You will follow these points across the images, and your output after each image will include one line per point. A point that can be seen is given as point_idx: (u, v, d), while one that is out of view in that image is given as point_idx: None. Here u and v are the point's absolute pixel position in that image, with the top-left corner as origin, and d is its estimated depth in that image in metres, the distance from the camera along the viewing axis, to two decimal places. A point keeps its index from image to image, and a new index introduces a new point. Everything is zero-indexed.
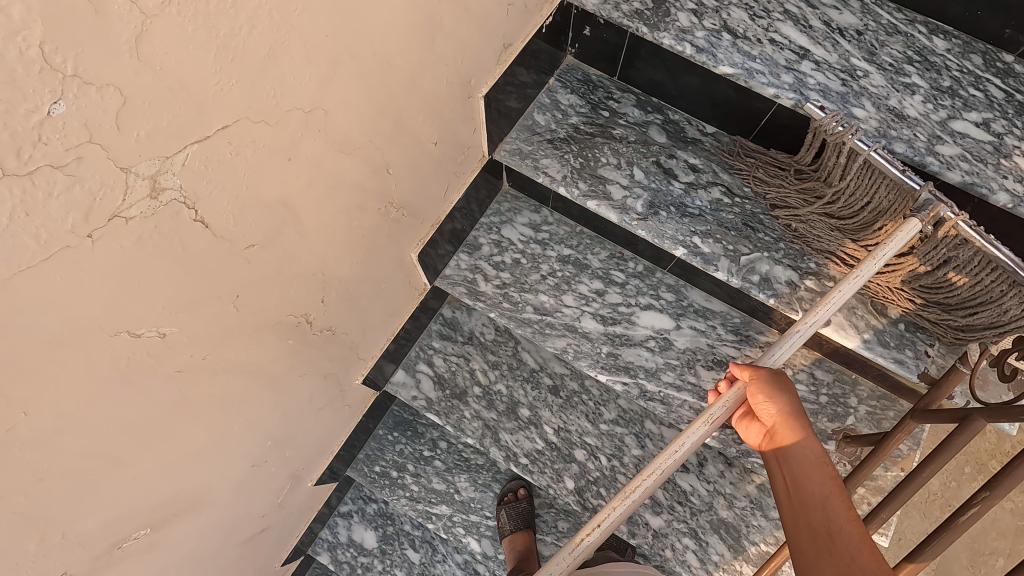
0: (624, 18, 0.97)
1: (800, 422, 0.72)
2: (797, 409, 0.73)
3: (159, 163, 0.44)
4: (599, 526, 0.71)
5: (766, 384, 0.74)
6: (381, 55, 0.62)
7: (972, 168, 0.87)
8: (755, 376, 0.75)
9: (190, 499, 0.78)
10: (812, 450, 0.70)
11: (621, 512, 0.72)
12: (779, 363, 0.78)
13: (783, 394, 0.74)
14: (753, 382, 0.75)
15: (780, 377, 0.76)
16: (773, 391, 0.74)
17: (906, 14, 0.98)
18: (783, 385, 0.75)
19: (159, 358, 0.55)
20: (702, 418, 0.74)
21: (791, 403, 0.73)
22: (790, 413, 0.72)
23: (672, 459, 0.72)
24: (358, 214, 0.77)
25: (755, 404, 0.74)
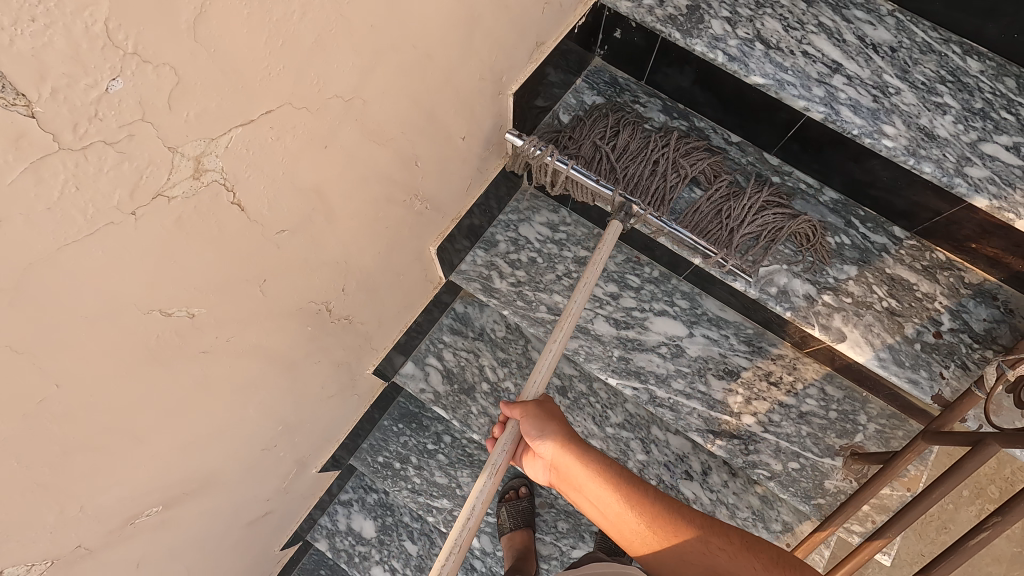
0: (657, 22, 0.96)
1: (575, 444, 0.80)
2: (566, 434, 0.81)
3: (205, 145, 0.44)
4: (465, 524, 0.72)
5: (536, 419, 0.81)
6: (421, 47, 0.62)
7: (1001, 191, 0.87)
8: (523, 414, 0.81)
9: (202, 478, 0.78)
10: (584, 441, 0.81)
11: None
12: (541, 387, 0.85)
13: (547, 423, 0.81)
14: (526, 420, 0.81)
15: (544, 405, 0.83)
16: (543, 423, 0.81)
17: (941, 34, 0.97)
18: (548, 413, 0.82)
19: (187, 338, 0.55)
20: (487, 469, 0.77)
21: (563, 432, 0.81)
22: (563, 435, 0.80)
23: (468, 526, 0.72)
24: (384, 204, 0.77)
25: (534, 444, 0.81)
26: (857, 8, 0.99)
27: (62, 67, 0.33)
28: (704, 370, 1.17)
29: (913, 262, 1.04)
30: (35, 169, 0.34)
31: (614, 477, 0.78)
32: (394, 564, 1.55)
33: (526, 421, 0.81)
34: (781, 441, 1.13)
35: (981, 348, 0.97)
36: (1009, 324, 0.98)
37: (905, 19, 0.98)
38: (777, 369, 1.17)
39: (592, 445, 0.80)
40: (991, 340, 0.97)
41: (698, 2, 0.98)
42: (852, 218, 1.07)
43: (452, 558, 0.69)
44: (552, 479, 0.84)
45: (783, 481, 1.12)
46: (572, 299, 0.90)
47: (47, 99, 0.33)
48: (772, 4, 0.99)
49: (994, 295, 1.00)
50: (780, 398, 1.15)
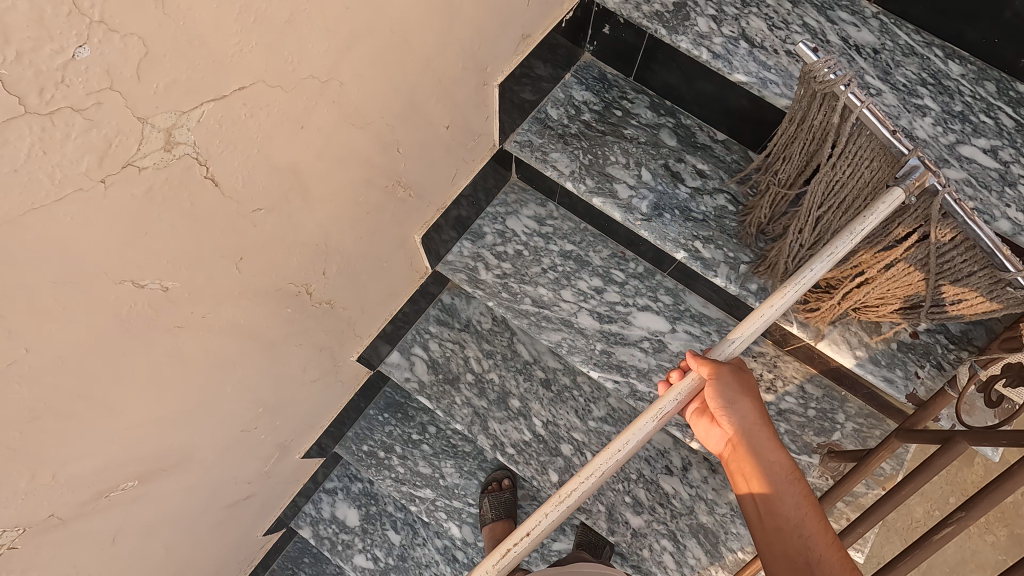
0: (643, 18, 0.97)
1: (756, 426, 0.75)
2: (760, 414, 0.75)
3: (175, 117, 0.45)
4: (591, 476, 0.66)
5: (723, 384, 0.73)
6: (400, 32, 0.63)
7: (977, 193, 0.88)
8: (718, 373, 0.73)
9: (178, 455, 0.79)
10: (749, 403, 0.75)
11: (555, 519, 0.64)
12: (734, 352, 0.73)
13: (743, 398, 0.74)
14: (717, 382, 0.72)
15: (740, 373, 0.75)
16: (736, 402, 0.74)
17: (924, 37, 0.98)
18: (744, 384, 0.75)
19: (159, 310, 0.57)
20: (648, 412, 0.68)
21: (747, 410, 0.75)
22: (748, 417, 0.75)
23: (616, 460, 0.66)
24: (365, 189, 0.78)
25: (717, 409, 0.74)
26: (842, 9, 1.00)
27: (26, 30, 0.34)
28: None
29: None
30: (1, 131, 0.35)
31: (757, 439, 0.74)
32: (376, 553, 1.56)
33: (716, 382, 0.72)
34: None
35: (956, 349, 1.00)
36: (986, 326, 0.99)
37: (889, 21, 1.00)
38: (758, 366, 1.18)
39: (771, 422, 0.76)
40: (967, 341, 1.00)
41: None
42: None
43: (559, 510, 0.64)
44: (726, 452, 0.78)
45: None
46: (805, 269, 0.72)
47: (12, 61, 0.34)
48: (758, 4, 1.00)
49: None
50: (760, 395, 1.16)
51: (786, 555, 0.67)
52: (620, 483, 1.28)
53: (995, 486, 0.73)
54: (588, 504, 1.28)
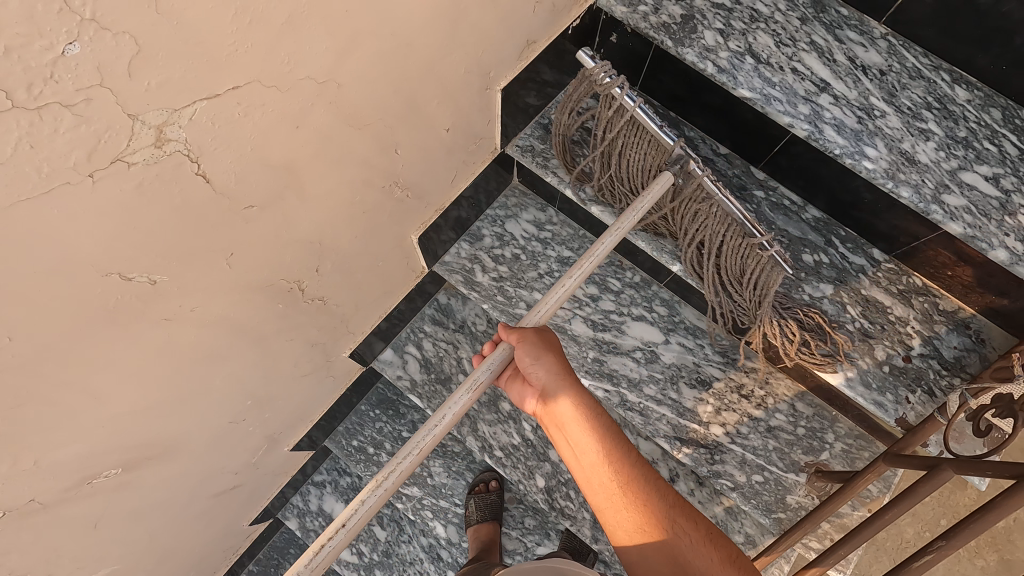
0: (650, 29, 0.97)
1: (569, 382, 0.80)
2: (562, 368, 0.80)
3: (167, 114, 0.45)
4: (415, 453, 0.67)
5: (524, 342, 0.78)
6: (401, 36, 0.63)
7: (976, 221, 0.87)
8: (520, 341, 0.78)
9: (163, 445, 0.80)
10: (587, 403, 0.79)
11: (372, 505, 0.63)
12: (543, 316, 0.80)
13: (547, 354, 0.79)
14: (523, 348, 0.78)
15: (543, 334, 0.81)
16: (539, 353, 0.79)
17: (933, 60, 0.98)
18: (546, 343, 0.80)
19: (148, 304, 0.57)
20: (465, 385, 0.72)
21: (570, 385, 0.80)
22: (561, 371, 0.80)
23: (435, 433, 0.68)
24: (362, 189, 0.78)
25: (526, 366, 0.80)
26: (851, 29, 1.00)
27: (17, 27, 0.34)
28: (677, 378, 1.18)
29: (889, 285, 1.04)
30: None
31: (603, 435, 0.77)
32: (362, 548, 1.57)
33: (523, 348, 0.78)
34: (747, 453, 1.15)
35: (949, 375, 0.98)
36: (980, 354, 0.99)
37: (897, 43, 0.99)
38: (749, 382, 1.17)
39: (587, 391, 0.80)
40: (959, 368, 0.98)
41: (693, 12, 0.99)
42: (832, 238, 1.07)
43: (375, 496, 0.63)
44: (537, 408, 0.84)
45: (746, 492, 1.14)
46: (600, 243, 0.86)
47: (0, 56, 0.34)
48: (766, 19, 1.00)
49: (967, 324, 1.01)
50: (750, 411, 1.16)
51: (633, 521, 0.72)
52: None
53: (976, 517, 0.73)
54: (573, 510, 1.28)
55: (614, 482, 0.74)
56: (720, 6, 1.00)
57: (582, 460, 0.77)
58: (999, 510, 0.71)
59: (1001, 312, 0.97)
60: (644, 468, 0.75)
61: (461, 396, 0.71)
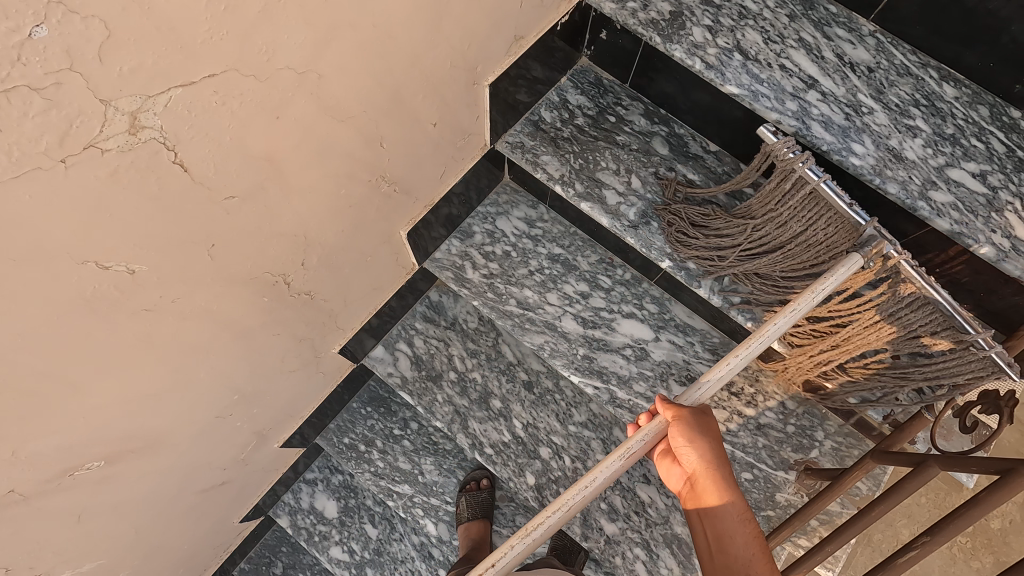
0: (639, 25, 0.97)
1: (718, 467, 0.78)
2: (718, 457, 0.77)
3: (141, 101, 0.45)
4: (563, 507, 0.68)
5: (692, 431, 0.76)
6: (382, 28, 0.63)
7: (963, 217, 0.87)
8: (679, 422, 0.76)
9: (147, 437, 0.79)
10: (728, 484, 0.77)
11: (519, 551, 0.65)
12: (703, 399, 0.78)
13: (704, 439, 0.77)
14: (681, 429, 0.76)
15: (702, 418, 0.78)
16: (698, 442, 0.76)
17: (921, 57, 0.98)
18: (706, 430, 0.77)
19: (126, 293, 0.57)
20: (617, 452, 0.71)
21: (710, 446, 0.77)
22: (713, 459, 0.77)
23: (587, 493, 0.68)
24: (347, 183, 0.78)
25: (679, 449, 0.77)
26: (839, 26, 1.00)
27: None
28: (667, 375, 1.17)
29: None
30: None
31: (721, 482, 0.77)
32: (353, 547, 1.56)
33: (679, 429, 0.76)
34: (736, 451, 1.14)
35: None
36: None
37: (886, 40, 0.99)
38: (741, 379, 1.18)
39: (734, 477, 0.78)
40: None
41: (681, 8, 0.99)
42: None
43: (525, 543, 0.65)
44: (685, 491, 0.81)
45: None
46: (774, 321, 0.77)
47: None
48: (754, 17, 1.00)
49: None
50: (740, 409, 1.16)
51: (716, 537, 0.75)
52: (597, 489, 1.27)
53: (961, 512, 0.73)
54: None
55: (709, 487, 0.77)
56: (708, 3, 1.00)
57: (707, 538, 0.76)
58: (983, 505, 0.71)
59: (990, 309, 0.96)
60: (763, 566, 0.72)
61: (609, 466, 0.69)
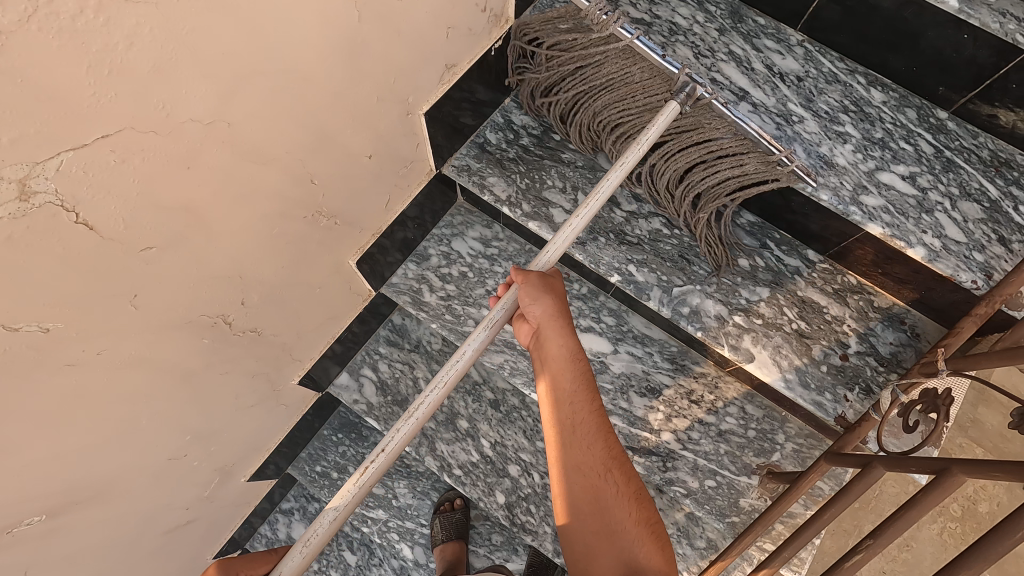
0: (571, 47, 0.99)
1: (563, 331, 0.78)
2: (559, 309, 0.78)
3: (28, 168, 0.45)
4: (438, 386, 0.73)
5: (532, 285, 0.78)
6: (292, 72, 0.64)
7: (894, 220, 0.90)
8: (524, 281, 0.78)
9: (90, 486, 0.79)
10: (589, 413, 0.75)
11: (406, 432, 0.70)
12: (549, 262, 0.82)
13: (551, 305, 0.77)
14: (524, 287, 0.78)
15: (548, 279, 0.79)
16: (536, 294, 0.77)
17: (848, 64, 1.00)
18: (547, 287, 0.78)
19: (44, 351, 0.57)
20: (483, 323, 0.77)
21: (555, 308, 0.77)
22: (554, 311, 0.77)
23: (457, 368, 0.74)
24: (279, 221, 0.78)
25: (524, 308, 0.78)
26: (767, 37, 1.02)
27: None
28: (627, 388, 1.18)
29: (825, 285, 1.05)
30: None
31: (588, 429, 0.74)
32: None
33: (524, 288, 0.78)
34: (699, 459, 1.15)
35: (886, 371, 0.99)
36: (915, 348, 1.00)
37: (814, 49, 1.01)
38: (699, 387, 1.18)
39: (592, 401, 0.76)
40: (896, 363, 0.99)
41: None
42: (767, 241, 1.08)
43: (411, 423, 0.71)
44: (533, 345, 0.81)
45: (699, 498, 1.14)
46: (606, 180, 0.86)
47: None
48: (685, 32, 1.02)
49: (902, 318, 1.02)
50: (700, 416, 1.16)
51: (587, 497, 0.72)
52: None
53: (901, 513, 0.74)
54: (534, 525, 1.27)
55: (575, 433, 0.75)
56: (639, 21, 1.02)
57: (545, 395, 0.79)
58: (922, 505, 0.72)
59: (932, 306, 0.98)
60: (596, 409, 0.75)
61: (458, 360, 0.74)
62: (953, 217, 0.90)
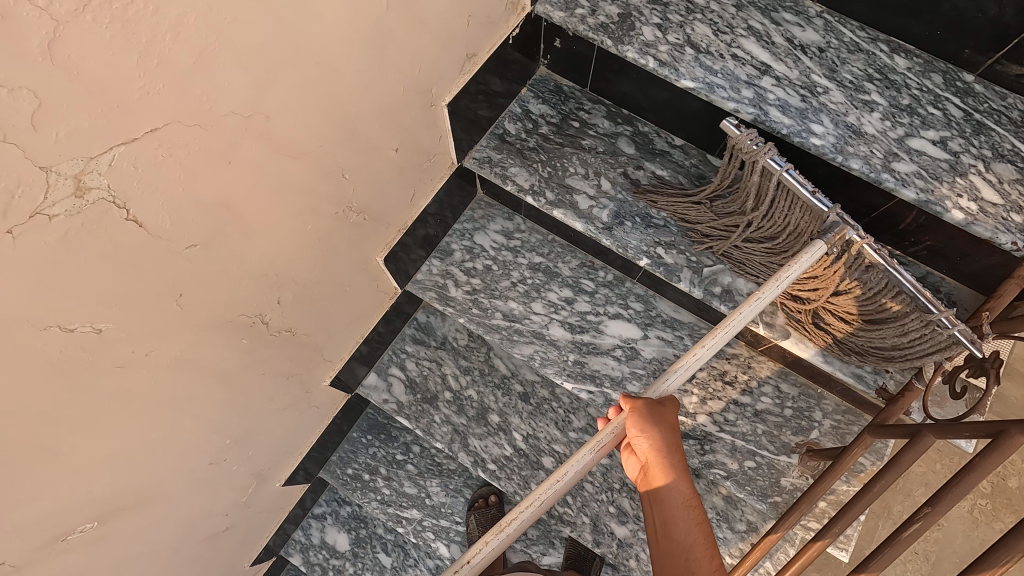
0: (589, 31, 0.98)
1: (670, 453, 0.79)
2: (671, 443, 0.79)
3: (82, 163, 0.46)
4: (531, 506, 0.70)
5: (646, 418, 0.78)
6: (325, 63, 0.64)
7: (927, 185, 0.88)
8: (636, 408, 0.79)
9: (137, 492, 0.79)
10: (680, 479, 0.79)
11: (495, 548, 0.67)
12: (664, 391, 0.80)
13: (659, 429, 0.78)
14: (637, 415, 0.78)
15: (658, 408, 0.80)
16: (652, 428, 0.77)
17: (869, 33, 0.99)
18: (659, 418, 0.79)
19: (95, 353, 0.57)
20: (592, 445, 0.74)
21: (665, 425, 0.79)
22: (664, 439, 0.78)
23: (557, 489, 0.70)
24: (313, 217, 0.78)
25: (631, 436, 0.79)
26: (786, 10, 1.01)
27: None
28: (660, 372, 1.18)
29: None
30: None
31: (674, 492, 0.79)
32: None
33: (635, 417, 0.78)
34: (736, 440, 1.13)
35: None
36: None
37: (834, 19, 1.00)
38: (733, 368, 1.17)
39: (686, 475, 0.79)
40: None
41: (629, 10, 1.00)
42: None
43: (494, 544, 0.67)
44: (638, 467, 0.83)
45: (740, 480, 1.12)
46: (739, 313, 0.75)
47: None
48: (702, 10, 1.01)
49: (938, 288, 1.00)
50: (735, 397, 1.16)
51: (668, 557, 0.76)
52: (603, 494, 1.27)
53: (958, 480, 0.73)
54: (572, 516, 1.26)
55: (659, 483, 0.79)
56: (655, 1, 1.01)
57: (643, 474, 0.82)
58: (980, 471, 0.70)
59: (967, 273, 0.97)
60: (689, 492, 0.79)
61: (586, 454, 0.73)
62: (987, 179, 0.88)
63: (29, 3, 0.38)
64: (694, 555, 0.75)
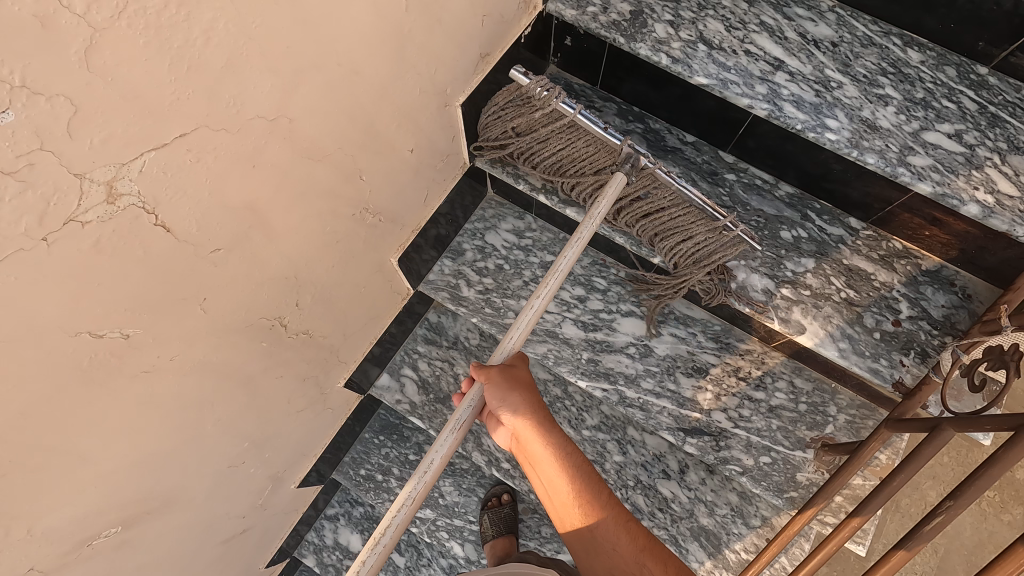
0: (601, 28, 0.98)
1: (536, 421, 0.81)
2: (527, 405, 0.80)
3: (115, 169, 0.46)
4: (406, 503, 0.72)
5: (500, 386, 0.79)
6: (347, 65, 0.64)
7: (944, 178, 0.88)
8: (488, 379, 0.79)
9: (159, 495, 0.79)
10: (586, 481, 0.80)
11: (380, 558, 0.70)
12: (512, 350, 0.83)
13: (513, 395, 0.80)
14: (490, 386, 0.79)
15: (509, 370, 0.82)
16: (505, 395, 0.79)
17: (883, 27, 0.99)
18: (512, 381, 0.80)
19: (124, 358, 0.58)
20: (449, 427, 0.76)
21: (521, 401, 0.80)
22: (525, 411, 0.80)
23: (425, 480, 0.73)
24: (332, 219, 0.78)
25: (495, 407, 0.80)
26: (798, 6, 1.01)
27: None
28: (673, 369, 1.18)
29: (870, 252, 1.03)
30: None
31: (588, 496, 0.79)
32: None
33: (490, 388, 0.79)
34: (752, 436, 1.13)
35: (940, 334, 0.98)
36: (968, 310, 0.98)
37: (846, 14, 1.00)
38: (746, 364, 1.17)
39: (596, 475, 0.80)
40: (949, 325, 0.98)
41: (641, 7, 1.00)
42: (808, 212, 1.06)
43: (378, 551, 0.70)
44: (512, 442, 0.85)
45: (755, 475, 1.12)
46: (562, 255, 0.87)
47: None
48: (714, 6, 1.01)
49: (952, 280, 1.00)
50: (749, 393, 1.15)
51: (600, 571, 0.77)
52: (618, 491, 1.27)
53: (981, 472, 0.73)
54: None
55: (570, 494, 0.79)
56: None
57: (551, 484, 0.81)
58: (1002, 463, 0.70)
59: (983, 266, 0.97)
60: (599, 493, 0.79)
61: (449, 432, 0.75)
62: (1004, 172, 0.88)
63: (68, 12, 0.38)
64: (617, 553, 0.77)
